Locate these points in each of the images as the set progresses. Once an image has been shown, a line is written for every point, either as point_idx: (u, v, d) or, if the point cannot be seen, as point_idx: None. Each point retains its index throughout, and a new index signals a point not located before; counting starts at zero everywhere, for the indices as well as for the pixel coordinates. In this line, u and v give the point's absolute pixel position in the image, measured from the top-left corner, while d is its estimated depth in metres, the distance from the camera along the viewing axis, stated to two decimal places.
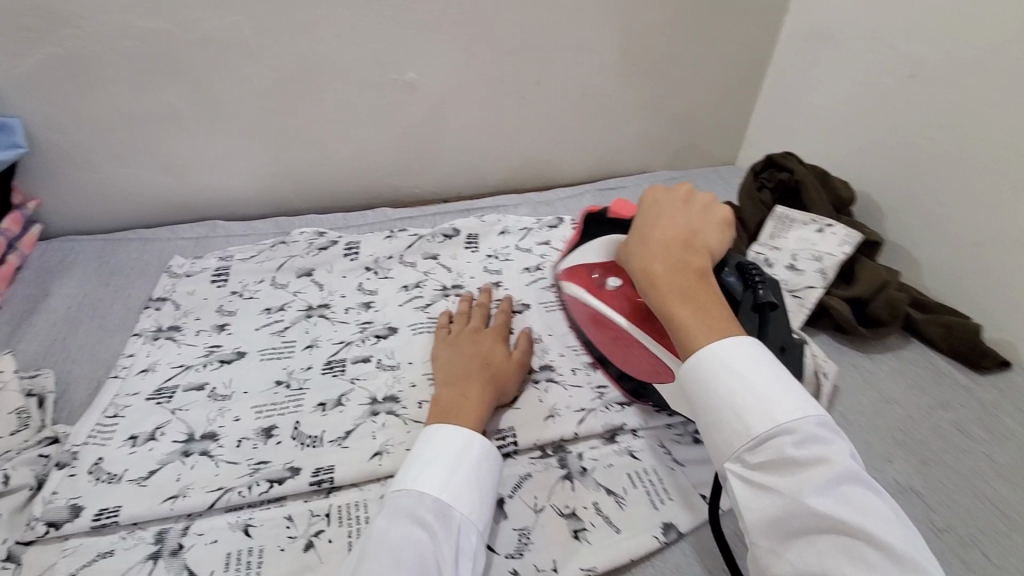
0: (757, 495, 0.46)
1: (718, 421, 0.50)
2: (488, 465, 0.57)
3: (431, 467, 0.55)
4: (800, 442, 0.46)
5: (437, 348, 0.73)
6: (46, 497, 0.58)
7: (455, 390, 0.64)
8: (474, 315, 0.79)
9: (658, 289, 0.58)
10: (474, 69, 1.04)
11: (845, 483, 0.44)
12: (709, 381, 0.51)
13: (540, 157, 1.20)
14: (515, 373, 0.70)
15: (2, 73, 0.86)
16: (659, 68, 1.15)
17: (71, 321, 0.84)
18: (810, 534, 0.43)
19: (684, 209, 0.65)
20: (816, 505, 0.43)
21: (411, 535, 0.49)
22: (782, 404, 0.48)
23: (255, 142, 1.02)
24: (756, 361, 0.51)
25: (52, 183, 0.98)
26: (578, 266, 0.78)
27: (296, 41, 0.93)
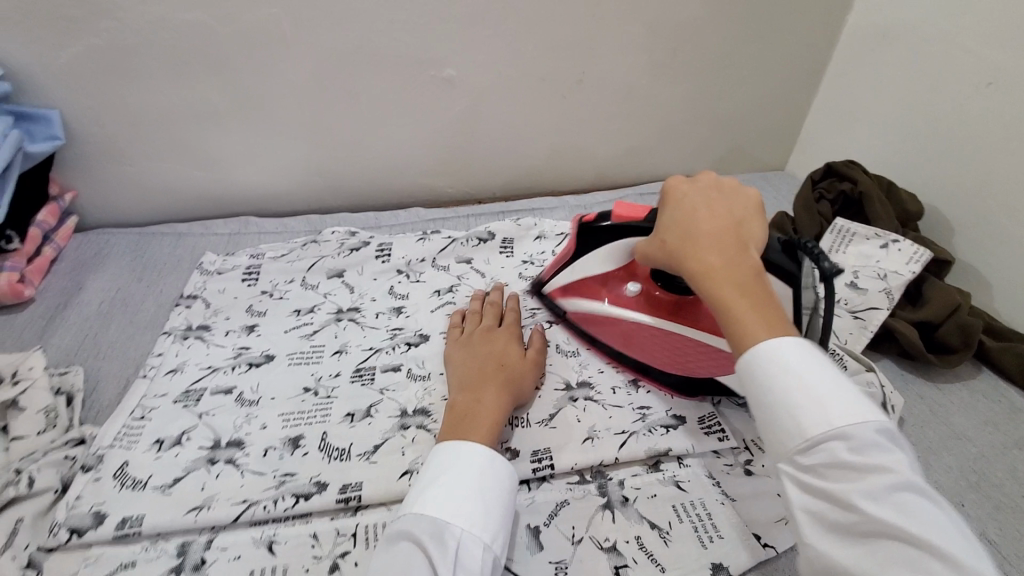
0: (810, 501, 0.42)
1: (769, 419, 0.45)
2: (495, 477, 0.53)
3: (433, 487, 0.51)
4: (859, 449, 0.41)
5: (450, 350, 0.71)
6: (70, 502, 0.57)
7: (470, 396, 0.62)
8: (486, 314, 0.76)
9: (717, 284, 0.52)
10: (514, 66, 1.00)
11: (909, 494, 0.39)
12: (759, 374, 0.46)
13: (580, 159, 1.16)
14: (532, 372, 0.68)
15: (42, 64, 0.85)
16: (708, 68, 1.09)
17: (103, 316, 0.83)
18: (872, 544, 0.38)
19: (726, 193, 0.58)
20: (876, 517, 0.38)
21: (410, 558, 0.46)
22: (838, 404, 0.42)
23: (290, 138, 1.01)
24: (810, 358, 0.45)
25: (90, 175, 0.98)
26: (581, 279, 0.75)
27: (332, 35, 0.91)
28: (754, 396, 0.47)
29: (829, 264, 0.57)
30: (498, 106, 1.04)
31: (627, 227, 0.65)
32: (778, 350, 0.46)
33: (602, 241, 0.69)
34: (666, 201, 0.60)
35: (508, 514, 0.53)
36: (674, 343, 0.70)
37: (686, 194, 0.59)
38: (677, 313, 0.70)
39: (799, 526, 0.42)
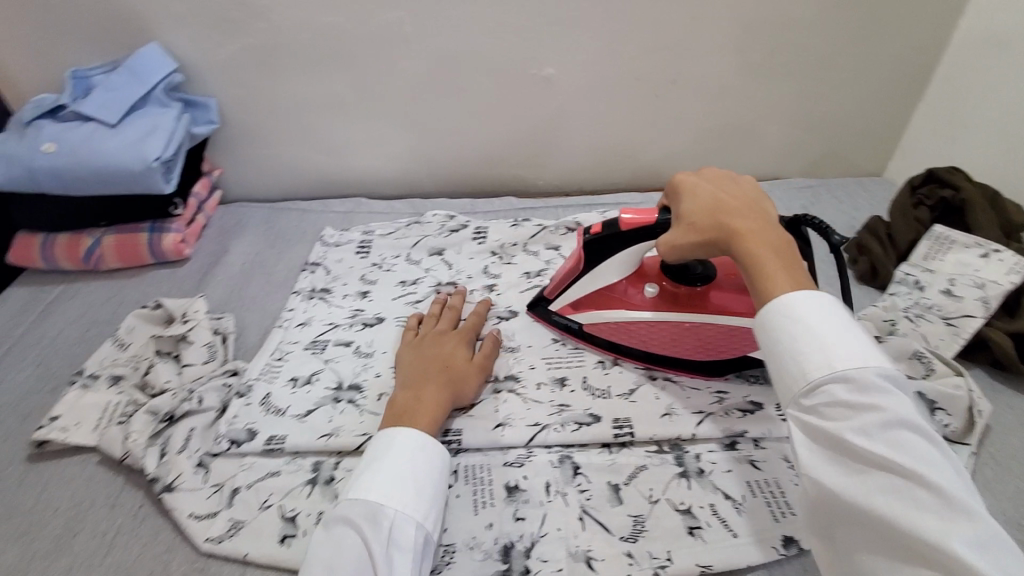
0: (810, 435, 0.48)
1: (779, 367, 0.52)
2: (425, 460, 0.58)
3: (367, 472, 0.56)
4: (858, 389, 0.46)
5: (402, 352, 0.74)
6: (229, 419, 0.69)
7: (411, 393, 0.65)
8: (442, 318, 0.79)
9: (754, 247, 0.57)
10: (610, 66, 1.05)
11: (900, 431, 0.44)
12: (772, 328, 0.52)
13: (668, 158, 1.20)
14: (476, 376, 0.70)
15: (208, 59, 1.01)
16: (805, 69, 1.09)
17: (245, 275, 0.97)
18: (864, 473, 0.44)
19: (734, 184, 0.65)
20: (868, 449, 0.44)
21: (345, 538, 0.52)
22: (841, 352, 0.48)
23: (401, 128, 1.12)
24: (824, 312, 0.51)
25: (233, 155, 1.14)
26: (590, 293, 0.76)
27: (447, 36, 1.00)
28: (767, 347, 0.53)
29: (838, 237, 0.64)
30: (592, 104, 1.10)
31: (641, 231, 0.68)
32: (798, 303, 0.52)
33: (612, 249, 0.71)
34: (685, 188, 0.65)
35: (439, 488, 0.58)
36: (699, 337, 0.72)
37: (699, 182, 0.65)
38: (694, 305, 0.73)
39: (802, 457, 0.48)
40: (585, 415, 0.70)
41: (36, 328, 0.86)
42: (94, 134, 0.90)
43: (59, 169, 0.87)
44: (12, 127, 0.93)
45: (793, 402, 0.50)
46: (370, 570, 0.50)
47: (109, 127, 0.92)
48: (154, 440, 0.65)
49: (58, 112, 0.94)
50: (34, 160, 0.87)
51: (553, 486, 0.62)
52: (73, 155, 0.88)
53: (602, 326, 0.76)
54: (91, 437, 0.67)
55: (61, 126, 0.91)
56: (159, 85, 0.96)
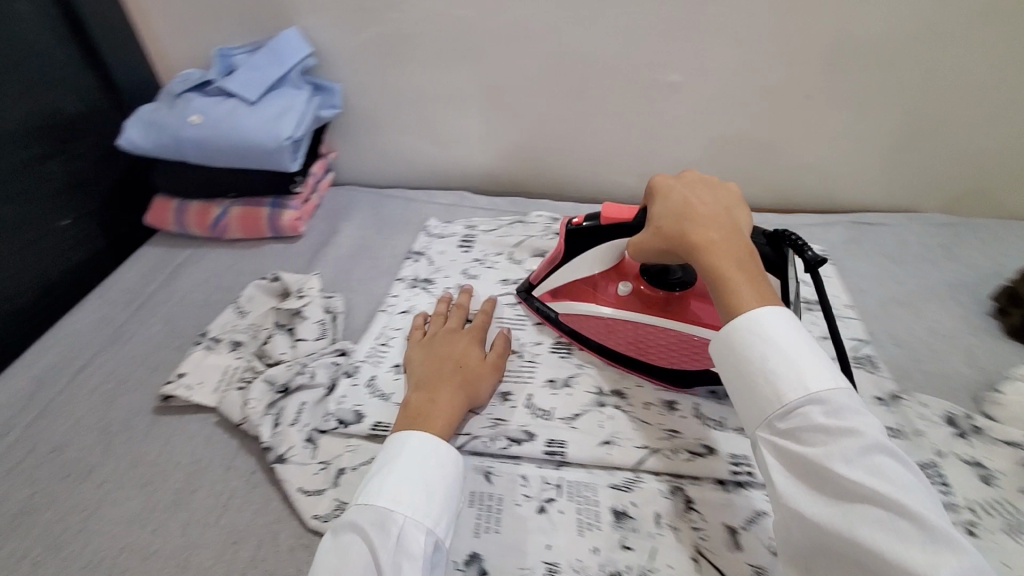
0: (786, 461, 0.48)
1: (749, 389, 0.52)
2: (436, 463, 0.56)
3: (377, 476, 0.54)
4: (833, 413, 0.47)
5: (412, 351, 0.73)
6: (338, 398, 0.69)
7: (424, 395, 0.64)
8: (450, 317, 0.78)
9: (718, 260, 0.56)
10: (741, 77, 1.00)
11: (877, 456, 0.44)
12: (744, 348, 0.52)
13: (789, 178, 1.12)
14: (488, 376, 0.70)
15: (340, 46, 1.04)
16: (964, 94, 0.98)
17: (352, 258, 1.00)
18: (845, 502, 0.44)
19: (711, 190, 0.64)
20: (850, 477, 0.44)
21: (352, 544, 0.50)
22: (815, 373, 0.49)
23: (512, 126, 1.11)
24: (793, 331, 0.51)
25: (349, 139, 1.17)
26: (569, 285, 0.79)
27: (573, 36, 0.98)
28: (736, 365, 0.53)
29: (812, 255, 0.62)
30: (715, 116, 1.05)
31: (616, 228, 0.69)
32: (765, 320, 0.52)
33: (589, 244, 0.72)
34: (661, 191, 0.65)
35: (454, 496, 0.56)
36: (665, 340, 0.72)
37: (674, 186, 0.65)
38: (667, 308, 0.73)
39: (777, 484, 0.48)
40: (698, 444, 0.65)
41: (166, 287, 0.92)
42: (236, 110, 0.95)
43: (202, 140, 0.93)
44: (163, 98, 1.00)
45: (765, 425, 0.50)
46: None
47: (248, 104, 0.97)
48: (268, 409, 0.67)
49: (205, 87, 1.00)
50: (181, 131, 0.93)
51: (664, 518, 0.58)
52: (215, 128, 0.93)
53: (575, 320, 0.78)
54: (211, 397, 0.70)
55: (206, 100, 0.96)
56: (295, 68, 1.00)
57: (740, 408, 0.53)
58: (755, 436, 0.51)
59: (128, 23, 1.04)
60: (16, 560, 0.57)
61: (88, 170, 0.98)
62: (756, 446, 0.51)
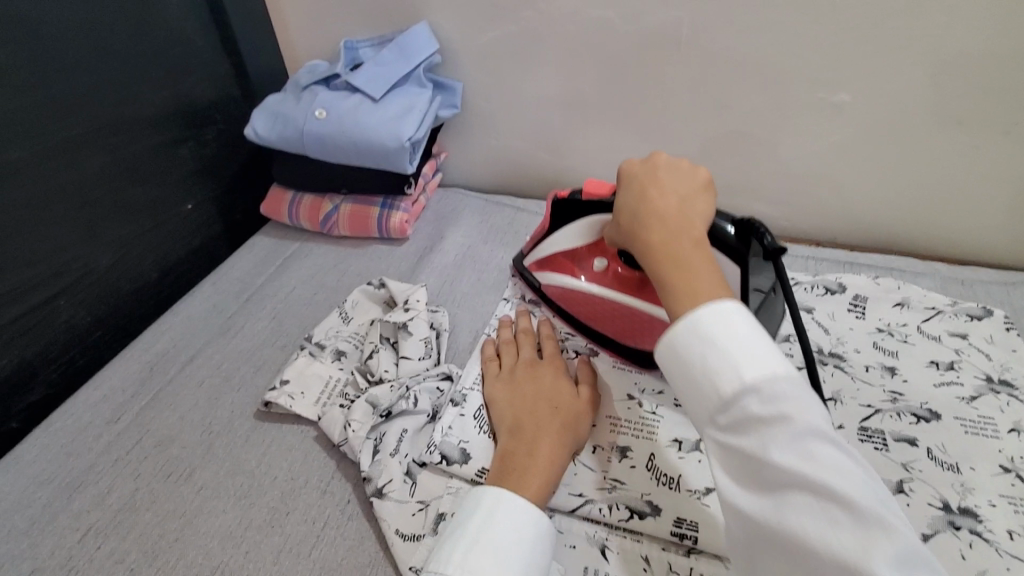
0: (720, 455, 0.40)
1: (682, 386, 0.43)
2: (513, 532, 0.49)
3: (449, 542, 0.48)
4: (769, 399, 0.38)
5: (490, 389, 0.66)
6: (443, 429, 0.63)
7: (522, 444, 0.57)
8: (522, 345, 0.71)
9: (661, 264, 0.50)
10: (927, 103, 0.84)
11: (815, 443, 0.36)
12: (680, 344, 0.43)
13: (970, 225, 0.93)
14: (586, 414, 0.63)
15: (467, 43, 0.99)
16: None
17: (459, 267, 0.94)
18: (779, 498, 0.36)
19: (669, 177, 0.57)
20: (783, 471, 0.36)
21: None
22: (751, 356, 0.40)
23: (641, 139, 1.01)
24: (731, 313, 0.42)
25: (463, 141, 1.12)
26: (556, 255, 0.78)
27: (727, 44, 0.87)
28: (672, 363, 0.44)
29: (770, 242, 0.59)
30: (886, 145, 0.89)
31: (594, 202, 0.70)
32: (706, 312, 0.43)
33: (570, 217, 0.73)
34: (620, 188, 0.59)
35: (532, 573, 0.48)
36: (628, 320, 0.71)
37: (631, 177, 0.58)
38: (638, 290, 0.69)
39: (713, 481, 0.41)
40: None
41: (274, 281, 0.91)
42: (360, 106, 0.92)
43: (325, 136, 0.91)
44: (290, 89, 0.99)
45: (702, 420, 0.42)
46: None
47: (372, 101, 0.94)
48: (370, 434, 0.63)
49: (330, 80, 0.98)
50: (306, 124, 0.92)
51: None
52: (339, 123, 0.91)
53: (558, 291, 0.78)
54: (312, 410, 0.67)
55: (332, 94, 0.95)
56: (422, 65, 0.97)
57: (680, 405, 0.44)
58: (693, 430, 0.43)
59: (264, 13, 1.05)
60: (116, 561, 0.56)
61: (214, 157, 1.00)
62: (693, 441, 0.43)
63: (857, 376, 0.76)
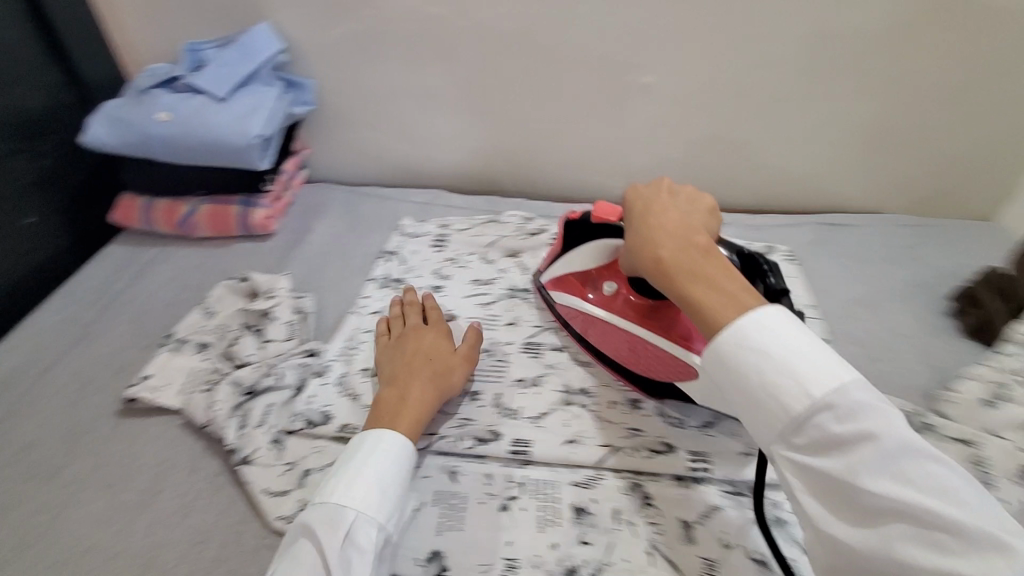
0: (807, 476, 0.43)
1: (744, 404, 0.47)
2: (387, 459, 0.56)
3: (336, 478, 0.55)
4: (846, 417, 0.41)
5: (380, 353, 0.72)
6: (307, 399, 0.70)
7: (394, 394, 0.64)
8: (409, 314, 0.77)
9: (678, 279, 0.52)
10: (711, 82, 1.01)
11: (902, 459, 0.39)
12: (733, 361, 0.47)
13: (760, 181, 1.13)
14: (461, 366, 0.70)
15: (313, 42, 1.03)
16: (928, 102, 1.00)
17: (327, 256, 0.99)
18: (882, 517, 0.39)
19: (665, 200, 0.62)
20: (877, 493, 0.39)
21: (303, 545, 0.51)
22: (812, 373, 0.43)
23: (488, 125, 1.11)
24: (784, 329, 0.46)
25: (325, 137, 1.16)
26: (566, 275, 0.80)
27: (547, 37, 0.99)
28: (729, 381, 0.48)
29: (773, 282, 0.60)
30: (687, 118, 1.06)
31: (605, 225, 0.73)
32: (744, 324, 0.47)
33: (585, 237, 0.76)
34: (625, 208, 0.64)
35: (404, 485, 0.57)
36: (637, 348, 0.71)
37: (641, 201, 0.63)
38: (648, 318, 0.71)
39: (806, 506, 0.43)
40: (659, 442, 0.67)
41: (134, 286, 0.91)
42: (204, 107, 0.94)
43: (170, 138, 0.92)
44: (129, 93, 0.98)
45: (779, 442, 0.45)
46: None
47: (218, 100, 0.96)
48: (234, 412, 0.67)
49: (172, 82, 0.98)
50: (148, 128, 0.92)
51: (619, 512, 0.60)
52: (183, 125, 0.92)
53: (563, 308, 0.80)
54: (176, 399, 0.70)
55: (174, 97, 0.95)
56: (266, 64, 1.00)
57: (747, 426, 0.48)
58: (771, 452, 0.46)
59: (93, 17, 1.02)
60: None
61: (53, 168, 0.96)
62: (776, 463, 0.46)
63: None
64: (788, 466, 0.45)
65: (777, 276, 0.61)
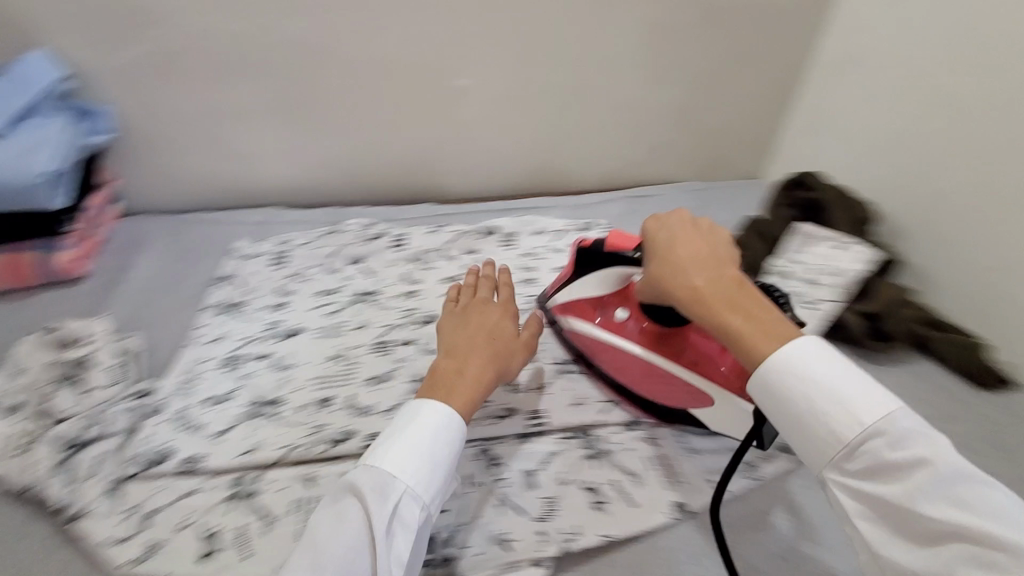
0: (862, 500, 0.49)
1: (792, 433, 0.53)
2: (444, 441, 0.58)
3: (391, 445, 0.57)
4: (896, 443, 0.47)
5: (443, 322, 0.72)
6: (142, 440, 0.69)
7: (453, 363, 0.65)
8: (479, 286, 0.76)
9: (712, 308, 0.56)
10: (519, 80, 1.11)
11: (953, 484, 0.45)
12: (777, 388, 0.53)
13: (578, 164, 1.26)
14: (519, 354, 0.70)
15: (100, 66, 0.96)
16: (695, 85, 1.20)
17: (154, 291, 0.94)
18: (941, 539, 0.45)
19: (687, 226, 0.62)
20: (933, 515, 0.45)
21: (347, 504, 0.54)
22: (863, 405, 0.49)
23: (314, 137, 1.11)
24: (829, 361, 0.52)
25: (134, 166, 1.08)
26: (576, 301, 0.78)
27: (358, 48, 1.01)
28: (777, 409, 0.53)
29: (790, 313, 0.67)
30: (504, 114, 1.15)
31: (616, 255, 0.71)
32: (790, 352, 0.52)
33: (594, 266, 0.73)
34: (647, 238, 0.64)
35: (451, 465, 0.59)
36: (653, 377, 0.72)
37: (661, 229, 0.63)
38: (660, 344, 0.72)
39: (865, 533, 0.49)
40: (503, 408, 0.74)
41: None
42: None
43: None
44: None
45: (830, 467, 0.51)
46: (366, 548, 0.51)
47: None
48: (58, 469, 0.64)
49: None
50: None
51: (471, 476, 0.67)
52: None
53: (575, 336, 0.78)
54: None
55: None
56: (49, 91, 0.91)
57: (798, 454, 0.53)
58: (820, 476, 0.52)
59: None
60: None
61: None
62: (826, 488, 0.52)
63: None
64: (840, 491, 0.51)
65: (791, 309, 0.68)
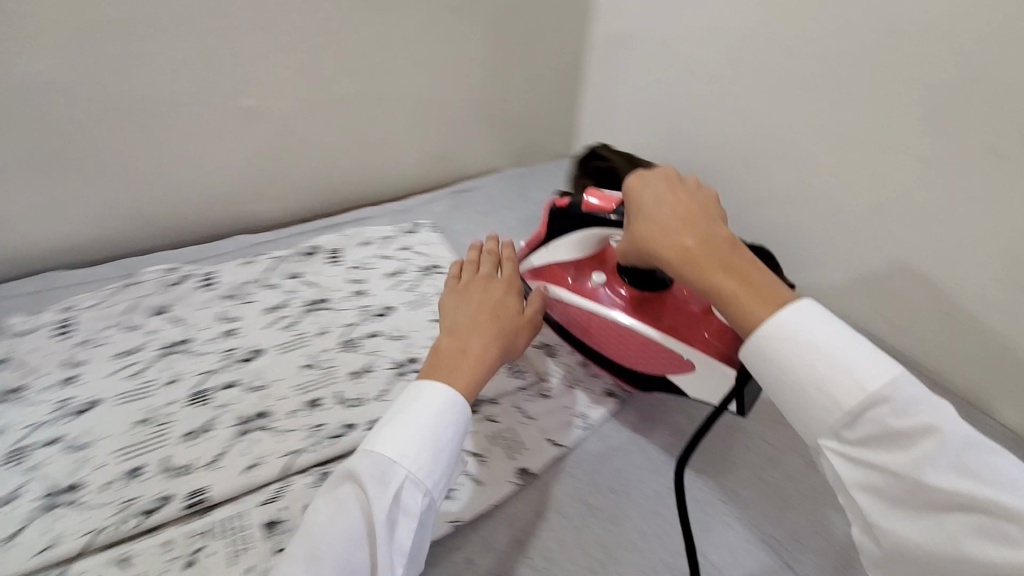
0: (861, 469, 0.49)
1: (787, 398, 0.54)
2: (441, 425, 0.57)
3: (389, 428, 0.57)
4: (902, 412, 0.47)
5: (447, 297, 0.73)
6: None
7: (456, 342, 0.65)
8: (483, 262, 0.78)
9: (704, 266, 0.58)
10: (314, 93, 1.08)
11: (957, 450, 0.46)
12: (779, 350, 0.53)
13: (396, 169, 1.26)
14: (523, 329, 0.72)
15: None
16: (492, 77, 1.26)
17: None
18: (942, 507, 0.45)
19: (675, 188, 0.65)
20: (938, 484, 0.45)
21: (344, 495, 0.53)
22: (865, 372, 0.50)
23: (84, 184, 0.97)
24: (829, 326, 0.53)
25: None
26: (549, 266, 0.84)
27: (115, 78, 0.91)
28: (778, 373, 0.54)
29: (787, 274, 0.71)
30: (306, 129, 1.11)
31: (600, 217, 0.77)
32: (787, 313, 0.54)
33: (567, 230, 0.81)
34: (631, 198, 0.67)
35: (454, 447, 0.58)
36: (633, 344, 0.76)
37: (648, 191, 0.66)
38: (640, 308, 0.78)
39: (863, 503, 0.50)
40: (339, 427, 0.73)
41: None
42: None
43: None
44: None
45: (830, 435, 0.51)
46: (365, 538, 0.51)
47: None
48: None
49: None
50: None
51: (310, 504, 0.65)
52: None
53: (556, 303, 0.83)
54: None
55: None
56: None
57: (795, 422, 0.54)
58: (819, 445, 0.53)
59: None
60: None
61: None
62: (822, 454, 0.53)
63: (339, 307, 0.93)
64: (839, 458, 0.51)
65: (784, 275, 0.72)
